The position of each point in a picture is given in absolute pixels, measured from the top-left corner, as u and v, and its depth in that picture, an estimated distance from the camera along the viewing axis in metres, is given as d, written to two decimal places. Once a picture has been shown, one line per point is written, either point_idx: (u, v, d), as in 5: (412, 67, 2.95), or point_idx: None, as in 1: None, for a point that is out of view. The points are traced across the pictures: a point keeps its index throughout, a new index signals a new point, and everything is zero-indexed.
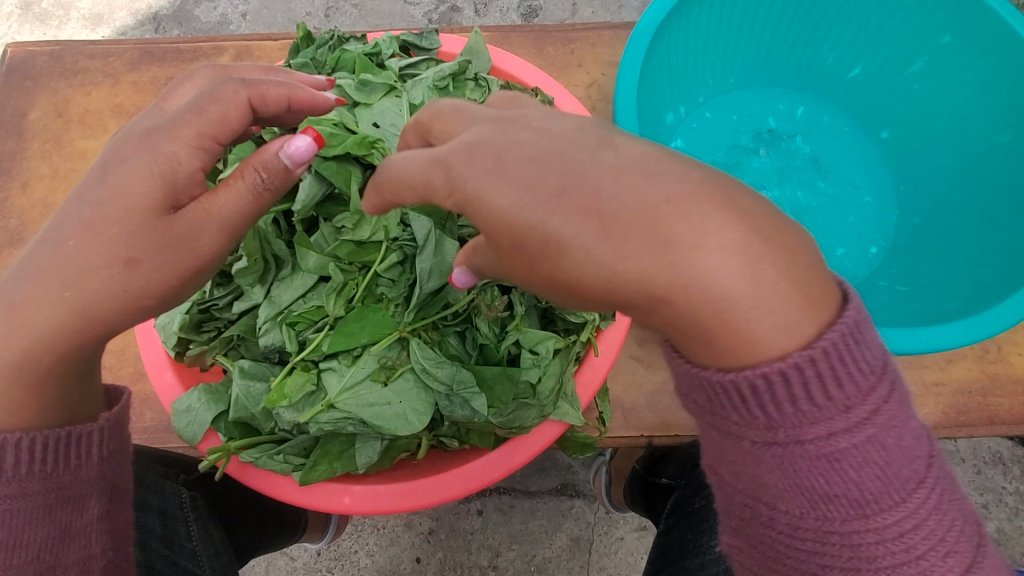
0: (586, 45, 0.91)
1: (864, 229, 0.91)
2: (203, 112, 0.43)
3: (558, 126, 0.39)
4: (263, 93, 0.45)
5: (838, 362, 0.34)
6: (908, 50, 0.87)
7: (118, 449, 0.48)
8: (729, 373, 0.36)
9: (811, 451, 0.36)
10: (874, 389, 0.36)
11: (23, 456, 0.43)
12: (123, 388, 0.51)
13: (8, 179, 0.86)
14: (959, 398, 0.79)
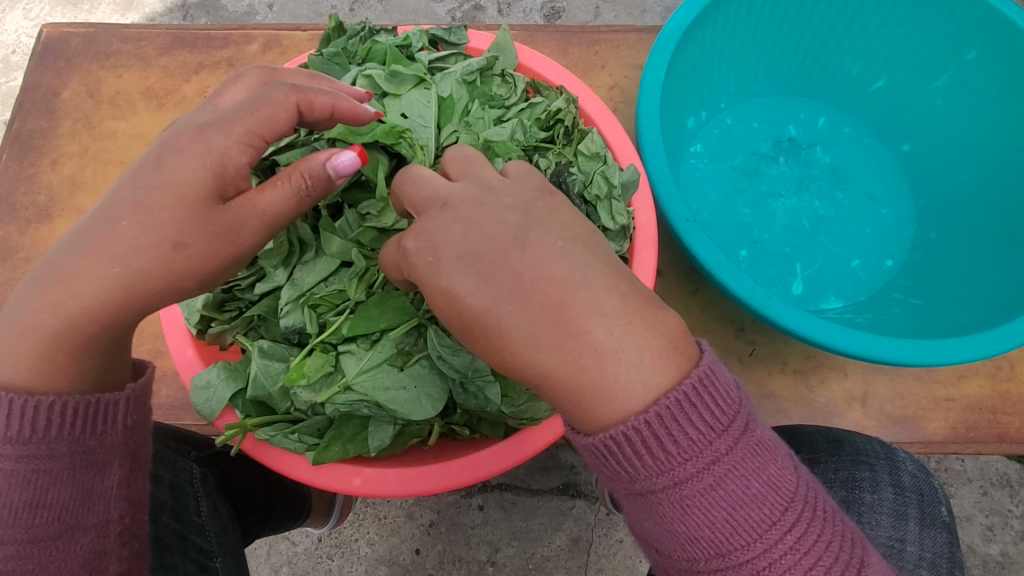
0: (610, 47, 0.92)
1: (881, 241, 0.91)
2: (255, 112, 0.44)
3: (489, 215, 0.43)
4: (311, 100, 0.46)
5: (671, 425, 0.39)
6: (933, 65, 0.87)
7: (141, 419, 0.49)
8: (588, 437, 0.41)
9: (663, 497, 0.41)
10: (716, 441, 0.40)
11: (52, 418, 0.44)
12: (147, 361, 0.52)
13: (38, 156, 0.88)
14: (969, 414, 0.79)
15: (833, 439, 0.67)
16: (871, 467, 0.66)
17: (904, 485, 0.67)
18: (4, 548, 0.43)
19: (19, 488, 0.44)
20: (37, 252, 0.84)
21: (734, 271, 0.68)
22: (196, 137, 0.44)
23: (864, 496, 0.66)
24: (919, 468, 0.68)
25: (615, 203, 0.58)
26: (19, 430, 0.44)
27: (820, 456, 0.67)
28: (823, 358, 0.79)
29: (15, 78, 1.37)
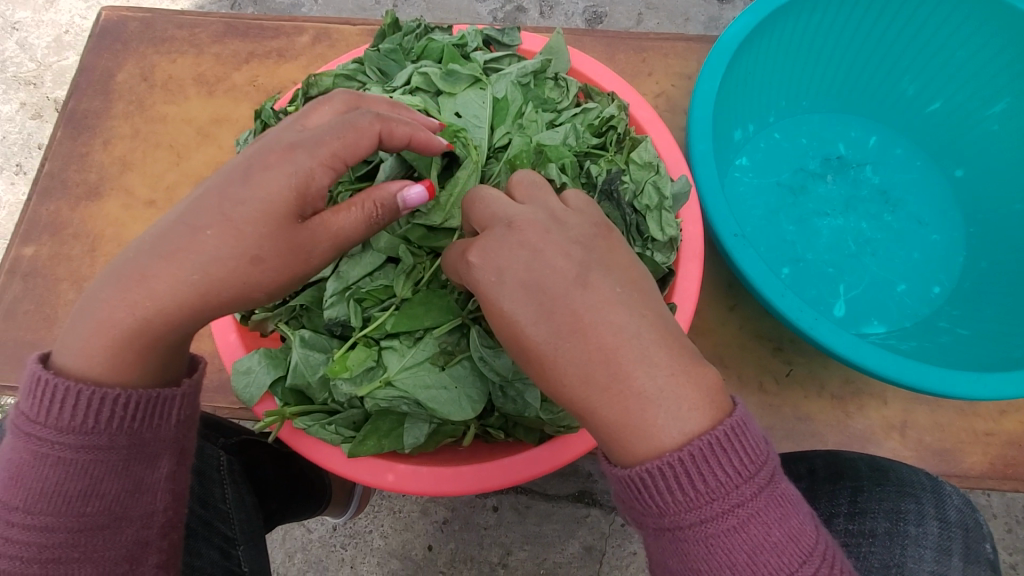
0: (659, 55, 0.91)
1: (928, 267, 0.88)
2: (342, 138, 0.44)
3: (550, 246, 0.43)
4: (393, 129, 0.46)
5: (706, 464, 0.39)
6: (994, 90, 0.84)
7: (190, 416, 0.51)
8: (620, 468, 0.41)
9: (689, 535, 0.40)
10: (745, 485, 0.40)
11: (113, 411, 0.46)
12: (197, 357, 0.53)
13: (91, 135, 0.90)
14: (1010, 450, 0.76)
15: (876, 468, 0.65)
16: (917, 499, 0.63)
17: (951, 520, 0.63)
18: (54, 534, 0.45)
19: (75, 476, 0.45)
20: (84, 229, 0.86)
21: (781, 289, 0.67)
22: (280, 158, 0.44)
23: (910, 528, 0.62)
24: (965, 504, 0.65)
25: (665, 214, 0.58)
26: (81, 420, 0.45)
27: (863, 483, 0.64)
28: (862, 384, 0.77)
29: (67, 58, 1.41)
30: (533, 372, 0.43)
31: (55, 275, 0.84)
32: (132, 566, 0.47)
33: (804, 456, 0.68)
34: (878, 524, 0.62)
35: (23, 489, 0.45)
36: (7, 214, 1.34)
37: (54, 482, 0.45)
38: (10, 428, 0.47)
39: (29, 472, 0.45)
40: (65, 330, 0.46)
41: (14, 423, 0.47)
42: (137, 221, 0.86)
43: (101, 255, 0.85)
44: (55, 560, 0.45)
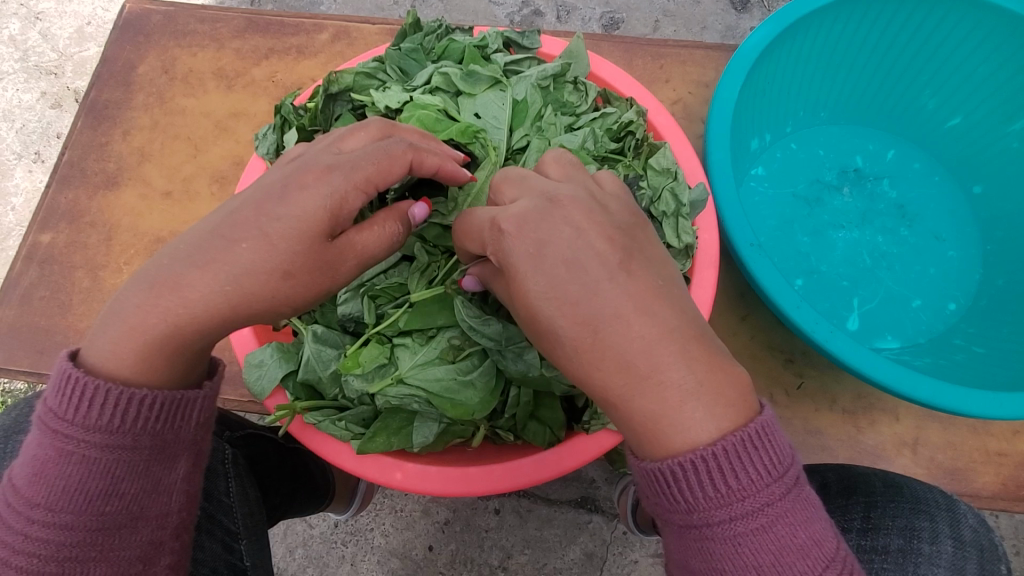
0: (677, 62, 0.91)
1: (943, 283, 0.87)
2: (378, 163, 0.45)
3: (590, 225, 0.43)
4: (423, 158, 0.47)
5: (739, 460, 0.39)
6: (1016, 106, 0.84)
7: (210, 417, 0.51)
8: (654, 462, 0.40)
9: (716, 533, 0.40)
10: (774, 485, 0.40)
11: (138, 412, 0.46)
12: (218, 359, 0.52)
13: (112, 126, 0.91)
14: (1022, 471, 0.75)
15: (890, 484, 0.64)
16: (931, 517, 0.62)
17: (966, 539, 0.62)
18: (73, 532, 0.45)
19: (98, 475, 0.46)
20: (102, 218, 0.87)
21: (796, 301, 0.66)
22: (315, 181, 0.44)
23: (924, 547, 0.61)
24: (979, 523, 0.64)
25: (682, 221, 0.57)
26: (107, 419, 0.45)
27: (877, 499, 0.63)
28: (875, 399, 0.76)
29: (88, 49, 1.43)
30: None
31: (71, 263, 0.85)
32: (146, 567, 0.48)
33: (816, 470, 0.67)
34: (891, 540, 0.62)
35: (47, 485, 0.45)
36: (24, 201, 1.36)
37: (78, 480, 0.45)
38: (35, 421, 0.47)
39: (53, 468, 0.45)
40: (95, 328, 0.46)
41: (40, 418, 0.47)
42: (154, 212, 0.86)
43: (117, 244, 0.85)
44: (73, 559, 0.45)
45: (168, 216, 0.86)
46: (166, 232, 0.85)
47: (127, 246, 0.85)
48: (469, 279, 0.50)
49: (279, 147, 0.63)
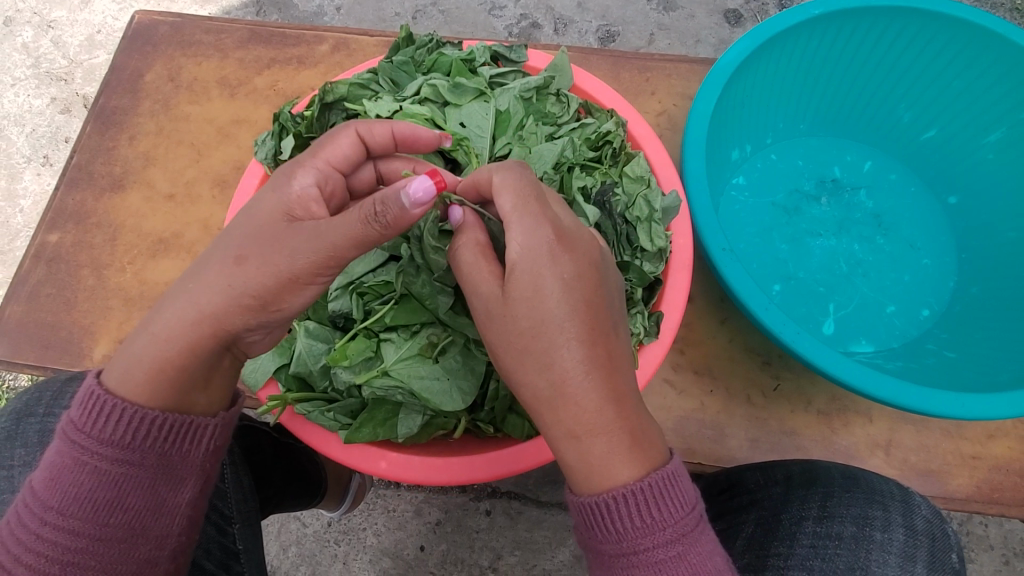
0: (663, 75, 0.94)
1: (918, 290, 0.90)
2: (319, 152, 0.51)
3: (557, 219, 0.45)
4: (371, 128, 0.52)
5: (660, 494, 0.44)
6: (988, 119, 0.86)
7: (221, 446, 0.54)
8: (589, 495, 0.44)
9: (642, 560, 0.44)
10: (688, 518, 0.45)
11: (149, 430, 0.49)
12: (239, 393, 0.57)
13: (118, 131, 0.94)
14: (995, 475, 0.77)
15: (848, 475, 0.68)
16: (885, 507, 0.67)
17: (917, 528, 0.67)
18: (78, 538, 0.48)
19: (107, 486, 0.49)
20: (107, 219, 0.90)
21: (766, 302, 0.69)
22: (287, 187, 0.49)
23: (876, 534, 0.65)
24: (933, 514, 0.69)
25: (654, 226, 0.60)
26: (120, 435, 0.49)
27: (834, 489, 0.67)
28: (849, 401, 0.79)
29: (97, 56, 1.48)
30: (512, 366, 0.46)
31: (77, 261, 0.89)
32: None
33: (781, 462, 0.70)
34: (845, 528, 0.66)
35: (59, 491, 0.48)
36: (32, 203, 1.40)
37: (88, 489, 0.48)
38: (56, 430, 0.51)
39: (67, 476, 0.49)
40: (119, 351, 0.50)
41: (61, 427, 0.50)
42: (157, 213, 0.90)
43: (122, 244, 0.89)
44: (73, 565, 0.48)
45: (171, 218, 0.90)
46: (168, 233, 0.89)
47: (131, 247, 0.88)
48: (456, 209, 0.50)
49: (277, 152, 0.66)
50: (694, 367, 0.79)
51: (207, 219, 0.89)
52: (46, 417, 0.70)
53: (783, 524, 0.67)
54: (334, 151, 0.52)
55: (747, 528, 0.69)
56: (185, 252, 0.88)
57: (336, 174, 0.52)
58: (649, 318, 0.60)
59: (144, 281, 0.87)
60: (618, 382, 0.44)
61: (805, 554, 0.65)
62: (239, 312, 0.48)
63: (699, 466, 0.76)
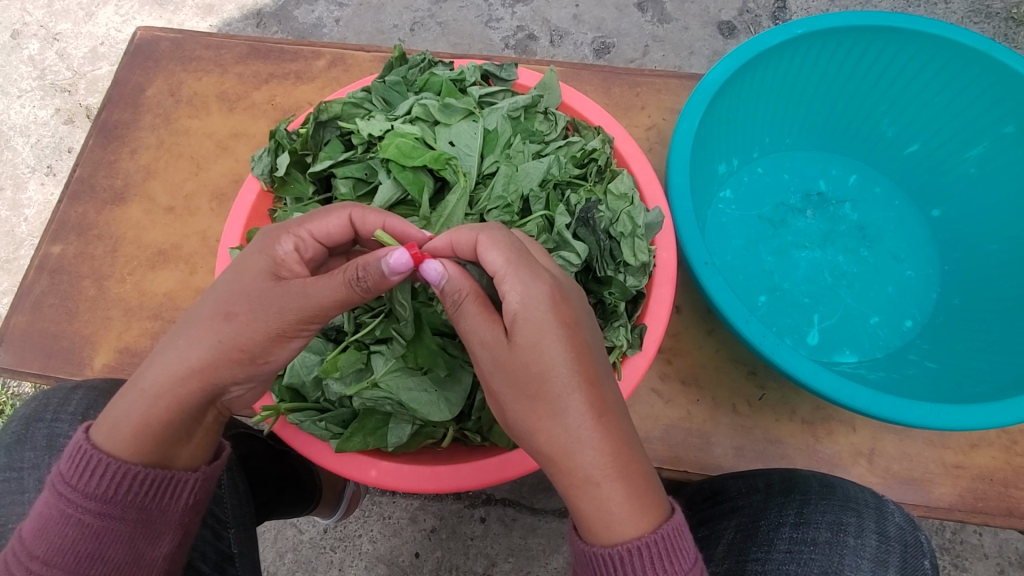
0: (652, 90, 0.96)
1: (902, 301, 0.92)
2: (307, 224, 0.53)
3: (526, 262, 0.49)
4: (364, 215, 0.53)
5: (670, 546, 0.46)
6: (969, 134, 0.88)
7: (200, 499, 0.56)
8: (602, 547, 0.46)
9: None
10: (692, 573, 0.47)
11: (130, 484, 0.51)
12: (223, 445, 0.59)
13: (120, 145, 0.97)
14: (978, 483, 0.77)
15: (825, 484, 0.70)
16: (858, 513, 0.69)
17: (890, 534, 0.69)
18: None
19: (89, 537, 0.51)
20: (109, 231, 0.92)
21: (746, 315, 0.71)
22: (270, 249, 0.52)
23: (849, 539, 0.68)
24: (906, 520, 0.71)
25: (638, 241, 0.62)
26: (103, 489, 0.50)
27: (811, 497, 0.69)
28: (832, 411, 0.80)
29: (101, 68, 1.50)
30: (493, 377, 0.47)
31: (79, 272, 0.91)
32: None
33: (762, 471, 0.72)
34: (820, 533, 0.69)
35: (44, 541, 0.51)
36: (36, 212, 1.42)
37: (72, 540, 0.51)
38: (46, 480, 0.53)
39: (53, 527, 0.51)
40: (109, 405, 0.52)
41: (50, 478, 0.52)
42: (156, 225, 0.92)
43: (122, 256, 0.91)
44: None
45: (170, 231, 0.92)
46: (167, 244, 0.91)
47: (131, 259, 0.90)
48: (434, 264, 0.48)
49: (273, 169, 0.67)
50: (680, 377, 0.81)
51: (205, 231, 0.91)
52: (54, 422, 0.73)
53: (761, 530, 0.70)
54: (321, 224, 0.53)
55: (727, 534, 0.71)
56: (183, 263, 0.90)
57: (319, 244, 0.54)
58: (632, 331, 0.62)
59: (143, 292, 0.89)
60: (592, 396, 0.47)
61: (781, 559, 0.68)
62: (228, 363, 0.50)
63: (685, 475, 0.78)
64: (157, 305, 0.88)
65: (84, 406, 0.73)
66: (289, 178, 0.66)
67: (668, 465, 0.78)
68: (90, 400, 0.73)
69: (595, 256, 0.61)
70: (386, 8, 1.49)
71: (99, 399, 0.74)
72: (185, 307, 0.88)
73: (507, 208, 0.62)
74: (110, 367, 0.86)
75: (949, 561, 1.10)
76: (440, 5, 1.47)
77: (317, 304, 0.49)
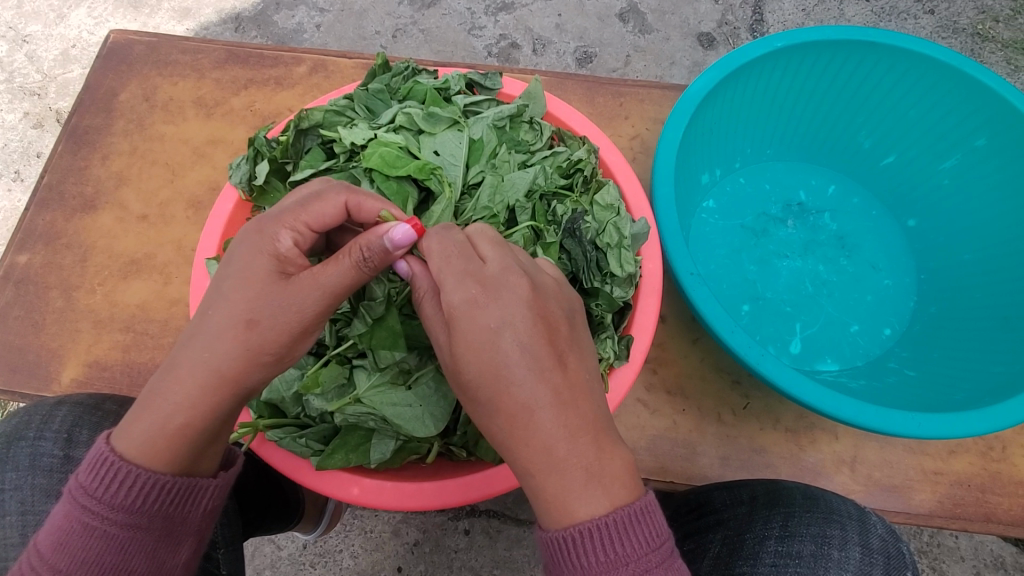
0: (636, 100, 0.97)
1: (880, 310, 0.93)
2: (306, 207, 0.50)
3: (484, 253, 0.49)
4: (359, 202, 0.51)
5: (627, 528, 0.45)
6: (943, 147, 0.90)
7: (219, 506, 0.54)
8: (556, 530, 0.46)
9: None
10: (654, 553, 0.46)
11: (156, 495, 0.49)
12: (235, 451, 0.57)
13: (91, 151, 0.93)
14: (957, 489, 0.78)
15: (809, 496, 0.71)
16: (842, 525, 0.69)
17: (873, 546, 0.69)
18: None
19: (113, 549, 0.49)
20: (78, 240, 0.89)
21: (731, 325, 0.71)
22: (268, 245, 0.49)
23: (833, 552, 0.68)
24: (889, 533, 0.71)
25: (624, 252, 0.62)
26: (130, 500, 0.48)
27: (795, 509, 0.69)
28: (816, 419, 0.81)
29: (72, 71, 1.46)
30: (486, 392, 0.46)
31: (46, 283, 0.87)
32: None
33: (747, 482, 0.72)
34: (804, 546, 0.69)
35: (68, 554, 0.48)
36: (2, 220, 1.37)
37: (96, 553, 0.49)
38: (64, 491, 0.50)
39: (76, 540, 0.49)
40: (130, 414, 0.49)
41: (69, 490, 0.50)
42: (129, 234, 0.89)
43: (91, 266, 0.88)
44: None
45: (143, 239, 0.89)
46: (140, 253, 0.88)
47: (101, 269, 0.87)
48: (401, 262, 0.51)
49: (251, 177, 0.65)
50: (666, 387, 0.81)
51: (180, 240, 0.89)
52: (37, 440, 0.69)
53: (745, 544, 0.70)
54: (317, 211, 0.50)
55: (713, 548, 0.71)
56: (156, 274, 0.87)
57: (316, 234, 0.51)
58: (619, 342, 0.62)
59: (114, 303, 0.86)
60: (579, 412, 0.46)
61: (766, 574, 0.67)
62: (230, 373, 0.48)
63: (671, 485, 0.78)
64: (130, 316, 0.85)
65: (69, 423, 0.70)
66: (268, 186, 0.65)
67: (655, 475, 0.77)
68: (75, 416, 0.70)
69: (580, 267, 0.61)
70: (368, 14, 1.47)
71: (83, 416, 0.71)
72: (158, 318, 0.85)
73: (492, 218, 0.61)
74: (78, 382, 0.83)
75: (927, 564, 1.12)
76: (423, 12, 1.46)
77: (305, 317, 0.48)
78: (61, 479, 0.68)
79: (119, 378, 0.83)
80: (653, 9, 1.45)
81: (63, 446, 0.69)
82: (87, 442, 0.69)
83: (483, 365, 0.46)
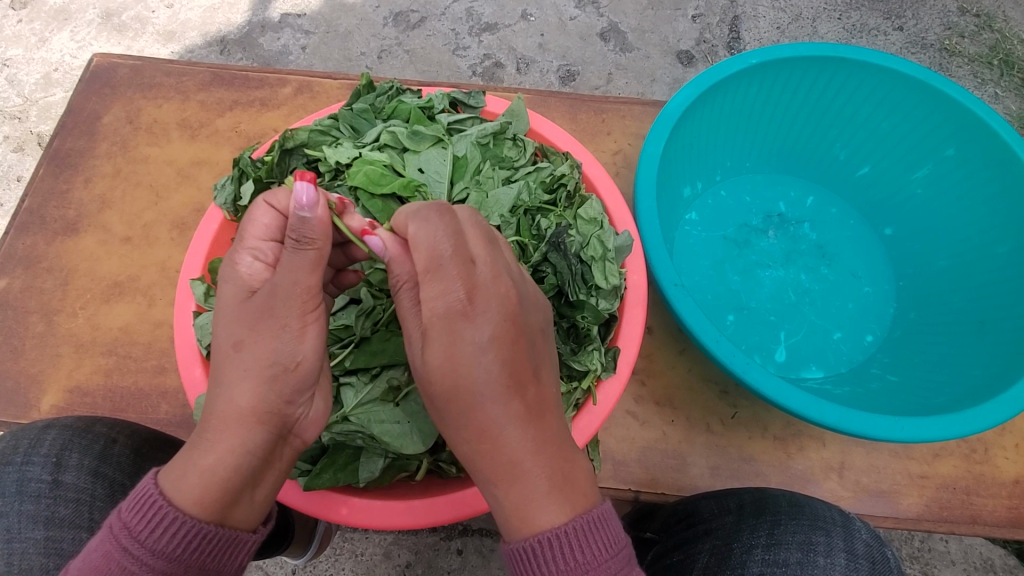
0: (617, 116, 0.99)
1: (862, 316, 0.95)
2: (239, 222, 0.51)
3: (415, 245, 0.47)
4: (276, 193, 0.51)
5: (585, 535, 0.45)
6: (914, 157, 0.93)
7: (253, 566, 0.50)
8: (517, 539, 0.46)
9: None
10: (613, 560, 0.46)
11: (196, 543, 0.45)
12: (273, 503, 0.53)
13: (74, 173, 0.93)
14: (943, 492, 0.79)
15: (793, 503, 0.71)
16: (827, 532, 0.69)
17: (858, 552, 0.69)
18: None
19: None
20: (59, 263, 0.88)
21: (716, 335, 0.72)
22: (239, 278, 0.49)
23: (818, 558, 0.68)
24: (873, 537, 0.71)
25: (608, 264, 0.63)
26: (170, 546, 0.44)
27: (781, 517, 0.70)
28: (803, 426, 0.81)
29: (54, 94, 1.46)
30: (460, 409, 0.46)
31: (26, 307, 0.86)
32: None
33: (733, 492, 0.73)
34: (790, 555, 0.68)
35: None
36: None
37: None
38: (105, 526, 0.46)
39: None
40: (186, 449, 0.46)
41: (111, 525, 0.46)
42: (113, 257, 0.88)
43: (74, 289, 0.87)
44: None
45: (126, 262, 0.88)
46: (124, 276, 0.87)
47: (84, 292, 0.86)
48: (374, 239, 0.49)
49: (237, 198, 0.66)
50: (654, 399, 0.81)
51: (165, 262, 0.88)
52: (24, 465, 0.68)
53: (734, 554, 0.69)
54: (255, 223, 0.49)
55: (701, 559, 0.70)
56: (140, 296, 0.86)
57: (272, 241, 0.50)
58: (606, 354, 0.62)
59: (96, 327, 0.85)
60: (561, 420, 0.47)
61: None
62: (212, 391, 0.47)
63: (662, 496, 0.78)
64: (112, 340, 0.84)
65: (58, 447, 0.68)
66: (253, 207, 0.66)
67: (646, 488, 0.77)
68: (64, 439, 0.69)
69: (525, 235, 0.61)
70: (353, 35, 1.49)
71: (73, 439, 0.69)
72: (141, 341, 0.84)
73: None
74: (59, 408, 0.81)
75: (919, 570, 1.12)
76: (408, 33, 1.48)
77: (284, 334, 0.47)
78: (49, 505, 0.66)
79: (101, 404, 0.82)
80: (633, 28, 1.49)
81: (52, 471, 0.67)
82: (77, 466, 0.68)
83: (451, 376, 0.46)
